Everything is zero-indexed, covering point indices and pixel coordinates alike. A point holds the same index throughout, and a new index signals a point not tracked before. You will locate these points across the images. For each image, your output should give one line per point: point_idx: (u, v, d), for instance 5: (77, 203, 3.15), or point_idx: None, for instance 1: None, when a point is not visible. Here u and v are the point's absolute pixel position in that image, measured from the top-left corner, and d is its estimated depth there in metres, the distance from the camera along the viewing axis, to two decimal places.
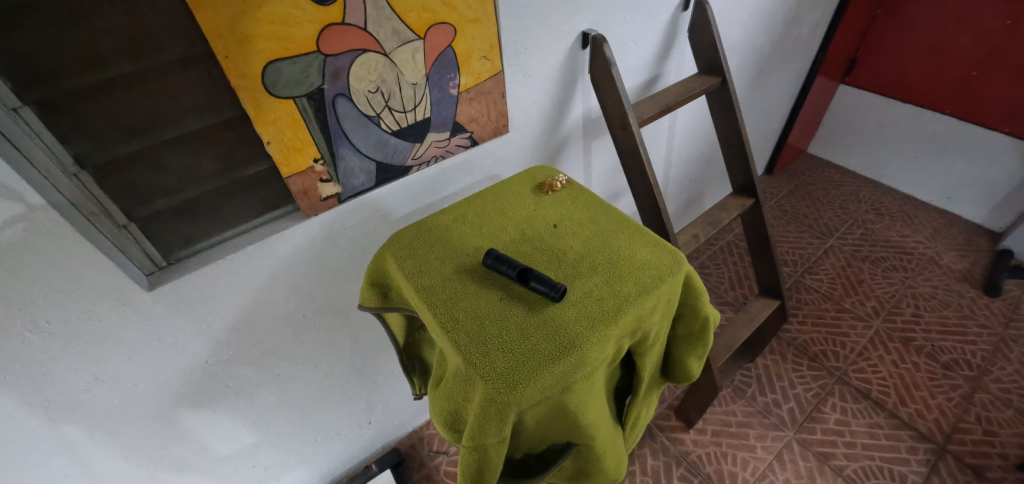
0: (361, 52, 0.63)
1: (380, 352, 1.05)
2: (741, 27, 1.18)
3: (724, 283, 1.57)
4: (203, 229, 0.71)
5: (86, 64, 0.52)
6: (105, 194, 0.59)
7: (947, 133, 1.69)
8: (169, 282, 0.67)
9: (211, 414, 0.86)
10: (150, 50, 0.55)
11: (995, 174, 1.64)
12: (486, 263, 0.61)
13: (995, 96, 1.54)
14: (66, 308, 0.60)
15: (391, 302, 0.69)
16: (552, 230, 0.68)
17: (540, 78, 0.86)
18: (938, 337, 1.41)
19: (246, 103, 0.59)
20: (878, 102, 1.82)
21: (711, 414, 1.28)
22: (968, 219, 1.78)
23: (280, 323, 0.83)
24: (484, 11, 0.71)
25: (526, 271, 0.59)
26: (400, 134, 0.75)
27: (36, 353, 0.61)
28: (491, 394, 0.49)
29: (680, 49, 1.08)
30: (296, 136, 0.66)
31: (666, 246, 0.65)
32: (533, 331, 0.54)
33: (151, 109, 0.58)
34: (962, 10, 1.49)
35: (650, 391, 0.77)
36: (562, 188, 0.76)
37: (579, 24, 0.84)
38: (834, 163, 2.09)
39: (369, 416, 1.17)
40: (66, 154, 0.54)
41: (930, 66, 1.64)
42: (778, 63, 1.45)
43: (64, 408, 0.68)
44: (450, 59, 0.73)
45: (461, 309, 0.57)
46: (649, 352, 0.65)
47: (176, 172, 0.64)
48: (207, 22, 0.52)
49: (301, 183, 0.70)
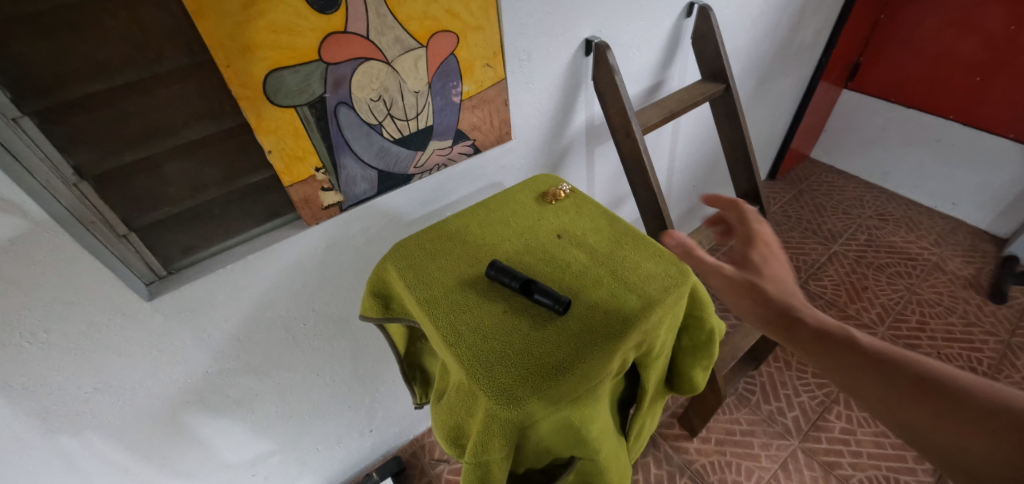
0: (363, 61, 0.63)
1: (381, 361, 1.04)
2: (744, 32, 1.18)
3: None
4: (203, 237, 0.70)
5: (87, 74, 0.52)
6: (105, 205, 0.58)
7: (952, 137, 1.68)
8: (169, 291, 0.66)
9: (210, 424, 0.85)
10: (151, 61, 0.55)
11: (999, 180, 1.63)
12: (490, 274, 0.60)
13: (1000, 102, 1.53)
14: (66, 319, 0.59)
15: (393, 312, 0.68)
16: (556, 241, 0.68)
17: (544, 85, 0.86)
18: (944, 345, 1.39)
19: (247, 112, 0.59)
20: (881, 107, 1.81)
21: (715, 422, 1.27)
22: (972, 225, 1.77)
23: (281, 332, 0.83)
24: (487, 19, 0.71)
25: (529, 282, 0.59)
26: (402, 142, 0.75)
27: (34, 364, 0.60)
28: (494, 409, 0.49)
29: (684, 55, 1.07)
30: (298, 144, 0.65)
31: (671, 257, 0.64)
32: (537, 345, 0.54)
33: (152, 119, 0.58)
34: (966, 16, 1.48)
35: (655, 402, 0.76)
36: (566, 198, 0.75)
37: (582, 31, 0.84)
38: (838, 168, 2.08)
39: (370, 424, 1.15)
40: (66, 164, 0.54)
41: (934, 70, 1.63)
42: (781, 69, 1.44)
43: (63, 419, 0.68)
44: (453, 66, 0.73)
45: (464, 321, 0.57)
46: (654, 364, 0.64)
47: (177, 181, 0.63)
48: (209, 32, 0.52)
49: (302, 191, 0.70)
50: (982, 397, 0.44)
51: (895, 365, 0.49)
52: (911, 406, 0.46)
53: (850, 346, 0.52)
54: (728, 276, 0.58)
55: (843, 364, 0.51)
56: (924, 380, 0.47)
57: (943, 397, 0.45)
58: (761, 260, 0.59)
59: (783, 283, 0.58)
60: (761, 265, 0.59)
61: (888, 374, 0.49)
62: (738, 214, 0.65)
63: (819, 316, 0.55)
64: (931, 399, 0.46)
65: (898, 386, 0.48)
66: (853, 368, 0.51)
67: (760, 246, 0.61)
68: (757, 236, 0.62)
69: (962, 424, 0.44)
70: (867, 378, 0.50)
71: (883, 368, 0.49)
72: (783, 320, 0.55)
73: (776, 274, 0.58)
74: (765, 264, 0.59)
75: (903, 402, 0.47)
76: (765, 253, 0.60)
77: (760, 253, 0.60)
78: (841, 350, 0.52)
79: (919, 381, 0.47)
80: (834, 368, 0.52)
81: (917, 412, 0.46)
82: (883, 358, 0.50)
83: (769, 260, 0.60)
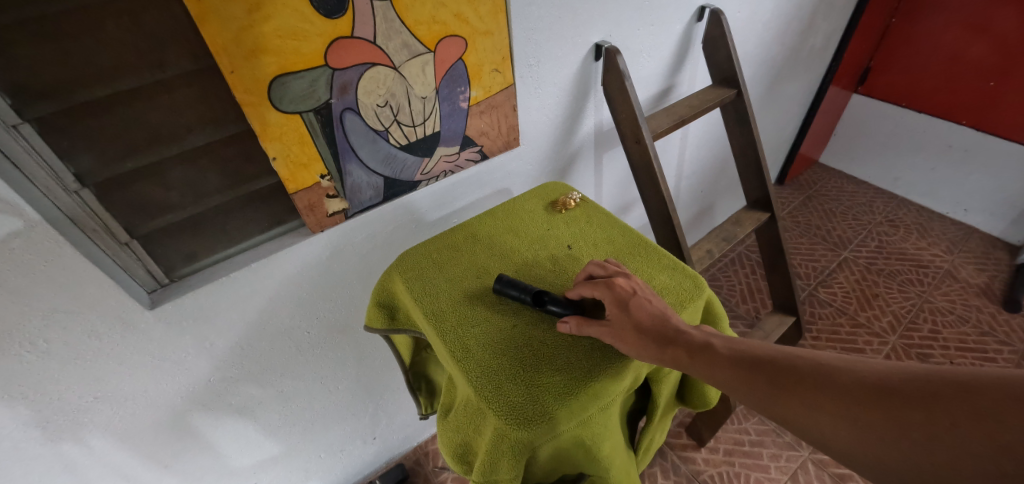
0: (369, 66, 0.62)
1: (386, 368, 1.02)
2: (755, 36, 1.16)
3: (736, 296, 1.53)
4: (206, 244, 0.69)
5: (89, 79, 0.51)
6: (105, 211, 0.57)
7: (964, 144, 1.66)
8: (171, 300, 0.65)
9: (213, 432, 0.84)
10: (153, 66, 0.53)
11: (1013, 186, 1.61)
12: (497, 287, 0.59)
13: (1013, 107, 1.50)
14: (67, 328, 0.58)
15: (399, 324, 0.67)
16: (566, 253, 0.66)
17: (552, 90, 0.84)
18: (957, 354, 1.37)
19: (252, 119, 0.58)
20: (892, 111, 1.79)
21: (723, 432, 1.25)
22: (985, 231, 1.75)
23: (285, 340, 0.81)
24: (496, 23, 0.70)
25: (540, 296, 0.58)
26: (408, 148, 0.73)
27: (34, 374, 0.59)
28: (504, 429, 0.47)
29: (695, 60, 1.05)
30: (303, 151, 0.64)
31: (685, 269, 0.63)
32: (546, 362, 0.52)
33: (155, 126, 0.57)
34: (978, 20, 1.46)
35: (666, 415, 0.75)
36: (576, 207, 0.73)
37: (592, 36, 0.82)
38: (847, 173, 2.06)
39: (374, 431, 1.14)
40: (66, 171, 0.53)
41: (945, 75, 1.60)
42: (792, 73, 1.42)
43: (64, 429, 0.66)
44: (461, 72, 0.71)
45: (472, 336, 0.55)
46: (666, 378, 0.63)
47: (180, 188, 0.62)
48: (213, 37, 0.51)
49: (307, 199, 0.68)
50: (839, 378, 0.42)
51: (769, 365, 0.46)
52: (780, 405, 0.44)
53: (721, 357, 0.48)
54: (614, 338, 0.51)
55: (720, 375, 0.47)
56: (795, 374, 0.44)
57: (803, 386, 0.43)
58: (632, 304, 0.52)
59: (661, 319, 0.52)
60: (638, 313, 0.52)
61: (752, 375, 0.46)
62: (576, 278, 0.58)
63: (686, 333, 0.51)
64: (803, 395, 0.43)
65: (771, 390, 0.44)
66: (728, 378, 0.47)
67: (622, 289, 0.54)
68: (608, 284, 0.54)
69: (841, 416, 0.40)
70: (743, 385, 0.46)
71: (749, 369, 0.47)
72: (653, 345, 0.50)
73: (647, 311, 0.52)
74: (639, 308, 0.52)
75: (787, 406, 0.43)
76: (630, 296, 0.53)
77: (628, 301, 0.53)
78: (715, 363, 0.48)
79: (796, 377, 0.44)
80: (712, 382, 0.48)
81: (802, 410, 0.42)
82: (749, 361, 0.47)
83: (638, 301, 0.53)
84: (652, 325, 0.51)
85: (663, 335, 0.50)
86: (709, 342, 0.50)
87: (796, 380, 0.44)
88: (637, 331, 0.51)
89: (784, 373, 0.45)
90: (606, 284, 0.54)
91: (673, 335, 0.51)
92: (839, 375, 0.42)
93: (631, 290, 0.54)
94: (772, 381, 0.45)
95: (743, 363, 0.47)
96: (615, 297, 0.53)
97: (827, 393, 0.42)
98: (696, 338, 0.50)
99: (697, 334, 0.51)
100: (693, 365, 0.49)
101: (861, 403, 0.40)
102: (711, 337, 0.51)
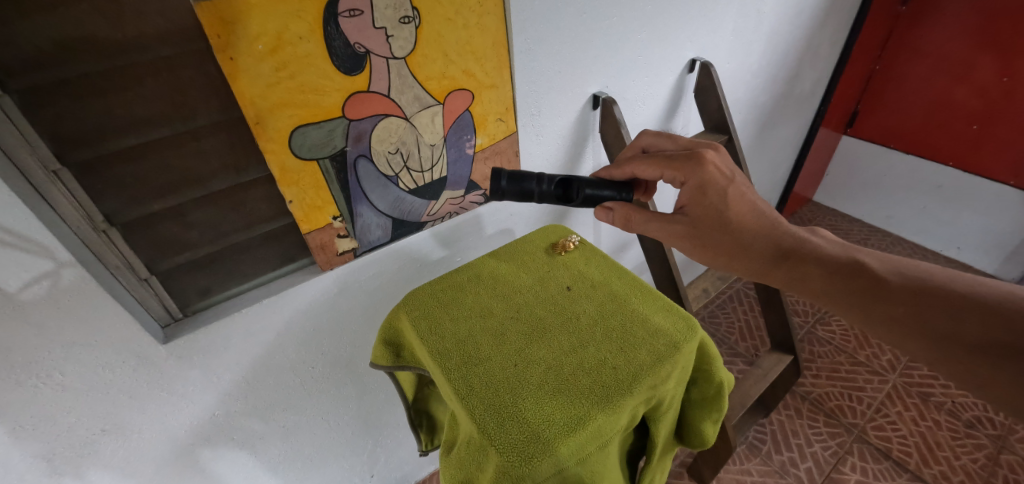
0: (383, 117, 0.67)
1: (387, 404, 1.03)
2: (745, 84, 1.23)
3: (734, 333, 1.55)
4: (220, 281, 0.72)
5: (125, 130, 0.55)
6: (130, 249, 0.61)
7: (952, 184, 1.71)
8: (182, 335, 0.67)
9: (212, 468, 0.83)
10: (185, 118, 0.58)
11: (1002, 226, 1.65)
12: (505, 184, 0.62)
13: (997, 149, 1.56)
14: (83, 362, 0.61)
15: (404, 361, 0.69)
16: (565, 293, 0.69)
17: (554, 134, 0.89)
18: (959, 393, 1.36)
19: (272, 166, 0.62)
20: (880, 152, 1.85)
21: (725, 473, 1.24)
22: (979, 269, 1.79)
23: (290, 375, 0.83)
24: (501, 77, 0.75)
25: (567, 180, 0.65)
26: (417, 192, 0.78)
27: (47, 404, 0.61)
28: (505, 466, 0.48)
29: (687, 107, 1.11)
30: (317, 195, 0.68)
31: (680, 312, 0.65)
32: (548, 399, 0.54)
33: (181, 171, 0.61)
34: (960, 66, 1.54)
35: (664, 456, 0.75)
36: (574, 249, 0.77)
37: (590, 87, 0.88)
38: (840, 212, 2.11)
39: (371, 469, 1.12)
40: (96, 210, 0.57)
41: (931, 119, 1.67)
42: (782, 117, 1.49)
43: (69, 461, 0.67)
44: (468, 121, 0.76)
45: (476, 376, 0.57)
46: (664, 417, 0.64)
47: (199, 228, 0.66)
48: (242, 92, 0.55)
49: (319, 238, 0.72)
50: (986, 311, 0.48)
51: (908, 287, 0.52)
52: (909, 321, 0.51)
53: (856, 271, 0.56)
54: (693, 238, 0.64)
55: (853, 284, 0.55)
56: (940, 298, 0.51)
57: (944, 310, 0.50)
58: (733, 192, 0.62)
59: (751, 209, 0.62)
60: (738, 194, 0.62)
61: (891, 294, 0.53)
62: (635, 159, 0.67)
63: (812, 248, 0.59)
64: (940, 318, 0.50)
65: (907, 306, 0.51)
66: (857, 291, 0.55)
67: (721, 176, 0.63)
68: (707, 165, 0.62)
69: (972, 346, 0.47)
70: (879, 297, 0.53)
71: (889, 289, 0.53)
72: (768, 262, 0.61)
73: (738, 194, 0.62)
74: (738, 194, 0.62)
75: (913, 329, 0.50)
76: (728, 181, 0.62)
77: (724, 188, 0.62)
78: (847, 276, 0.56)
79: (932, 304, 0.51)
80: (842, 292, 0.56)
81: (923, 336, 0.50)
82: (888, 281, 0.53)
83: (736, 188, 0.62)
84: (749, 221, 0.62)
85: (774, 242, 0.61)
86: (859, 260, 0.57)
87: (945, 307, 0.50)
88: (725, 230, 0.62)
89: (933, 299, 0.51)
90: (704, 164, 0.62)
91: (791, 246, 0.60)
92: (997, 307, 0.48)
93: (728, 176, 0.63)
94: (915, 303, 0.51)
95: (888, 284, 0.53)
96: (704, 181, 0.62)
97: (967, 327, 0.48)
98: (823, 250, 0.59)
99: (839, 251, 0.59)
100: (827, 283, 0.57)
101: (1001, 339, 0.46)
102: (856, 254, 0.57)
